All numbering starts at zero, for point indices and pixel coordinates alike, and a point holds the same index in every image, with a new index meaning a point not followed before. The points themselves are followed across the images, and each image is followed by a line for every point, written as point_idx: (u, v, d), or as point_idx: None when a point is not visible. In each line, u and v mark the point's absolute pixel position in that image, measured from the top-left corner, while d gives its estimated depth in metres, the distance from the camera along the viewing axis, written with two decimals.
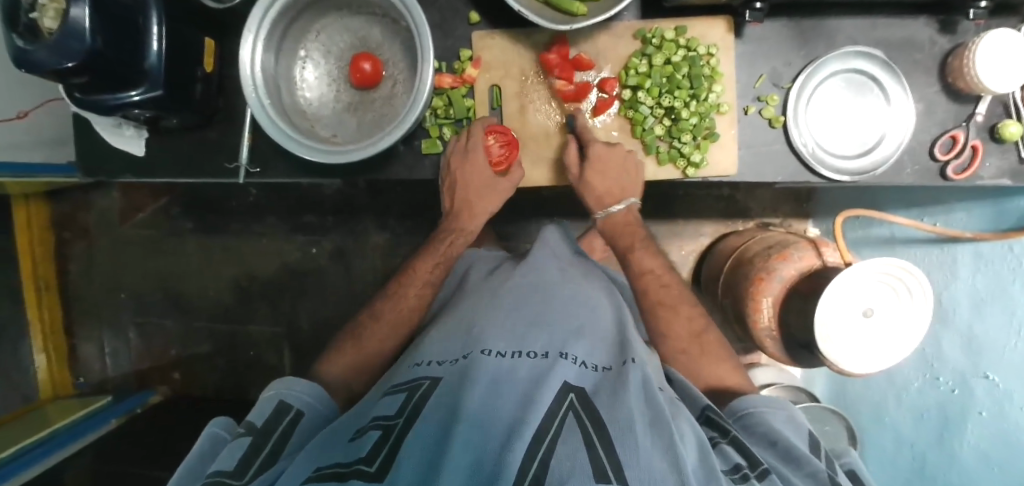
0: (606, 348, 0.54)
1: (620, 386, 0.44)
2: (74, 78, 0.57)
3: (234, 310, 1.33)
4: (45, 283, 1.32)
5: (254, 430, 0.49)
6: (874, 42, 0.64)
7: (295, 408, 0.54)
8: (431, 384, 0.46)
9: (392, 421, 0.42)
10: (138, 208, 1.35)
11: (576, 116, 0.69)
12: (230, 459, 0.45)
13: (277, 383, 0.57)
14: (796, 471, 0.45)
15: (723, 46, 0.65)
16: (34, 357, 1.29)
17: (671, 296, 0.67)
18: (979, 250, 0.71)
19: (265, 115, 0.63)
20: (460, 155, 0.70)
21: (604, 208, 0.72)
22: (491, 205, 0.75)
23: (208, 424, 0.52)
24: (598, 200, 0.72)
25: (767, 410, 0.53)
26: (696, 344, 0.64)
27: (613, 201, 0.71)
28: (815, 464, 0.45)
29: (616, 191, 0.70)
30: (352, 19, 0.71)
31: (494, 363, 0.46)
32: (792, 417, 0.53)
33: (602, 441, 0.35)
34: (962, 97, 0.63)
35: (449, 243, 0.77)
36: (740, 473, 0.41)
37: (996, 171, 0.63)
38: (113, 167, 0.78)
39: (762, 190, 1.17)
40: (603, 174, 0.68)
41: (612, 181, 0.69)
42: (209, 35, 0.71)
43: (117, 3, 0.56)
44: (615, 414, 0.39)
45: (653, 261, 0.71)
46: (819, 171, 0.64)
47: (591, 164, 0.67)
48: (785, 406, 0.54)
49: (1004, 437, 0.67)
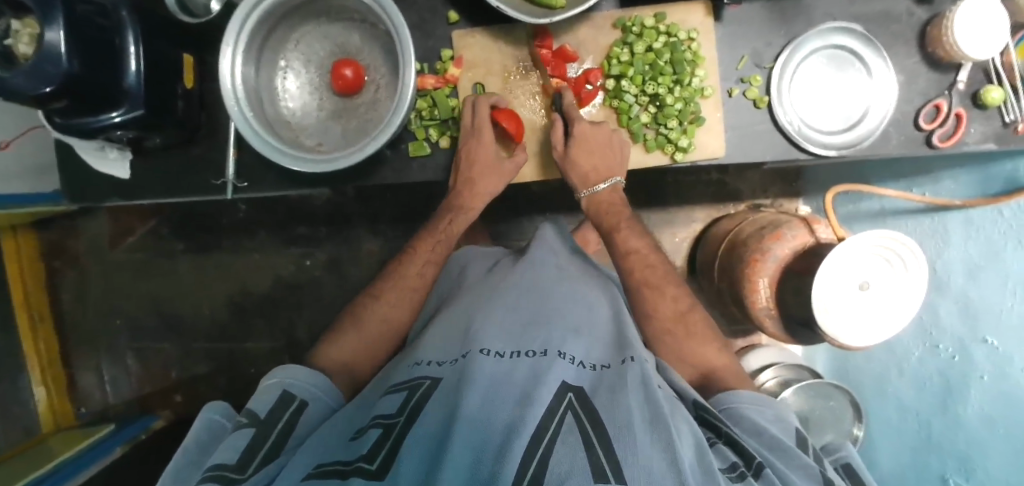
0: (605, 346, 0.53)
1: (619, 385, 0.44)
2: (54, 103, 0.56)
3: (231, 329, 1.32)
4: (39, 314, 1.31)
5: (256, 421, 0.48)
6: (852, 17, 0.65)
7: (298, 398, 0.53)
8: (431, 383, 0.46)
9: (393, 419, 0.42)
10: (128, 232, 1.34)
11: (562, 93, 0.68)
12: (231, 451, 0.44)
13: (280, 371, 0.57)
14: (787, 462, 0.46)
15: (703, 30, 0.65)
16: (34, 390, 1.27)
17: (657, 277, 0.67)
18: (969, 217, 0.72)
19: (249, 128, 0.62)
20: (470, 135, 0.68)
21: (590, 187, 0.71)
22: (488, 192, 0.72)
23: (204, 409, 0.52)
24: (585, 179, 0.69)
25: (751, 407, 0.53)
26: (681, 324, 0.64)
27: (599, 179, 0.69)
28: (803, 457, 0.45)
29: (603, 169, 0.69)
30: (330, 26, 0.71)
31: (493, 362, 0.45)
32: (780, 415, 0.53)
33: (601, 442, 0.35)
34: (942, 65, 0.64)
35: (450, 220, 0.76)
36: (738, 472, 0.41)
37: (981, 136, 0.64)
38: (98, 191, 0.77)
39: (751, 172, 1.17)
40: (590, 152, 0.66)
41: (596, 159, 0.67)
42: (186, 52, 0.70)
43: (93, 26, 0.56)
44: (614, 413, 0.39)
45: (638, 241, 0.70)
46: (806, 147, 0.64)
47: (577, 140, 0.66)
48: (770, 403, 0.54)
49: (1004, 398, 0.65)
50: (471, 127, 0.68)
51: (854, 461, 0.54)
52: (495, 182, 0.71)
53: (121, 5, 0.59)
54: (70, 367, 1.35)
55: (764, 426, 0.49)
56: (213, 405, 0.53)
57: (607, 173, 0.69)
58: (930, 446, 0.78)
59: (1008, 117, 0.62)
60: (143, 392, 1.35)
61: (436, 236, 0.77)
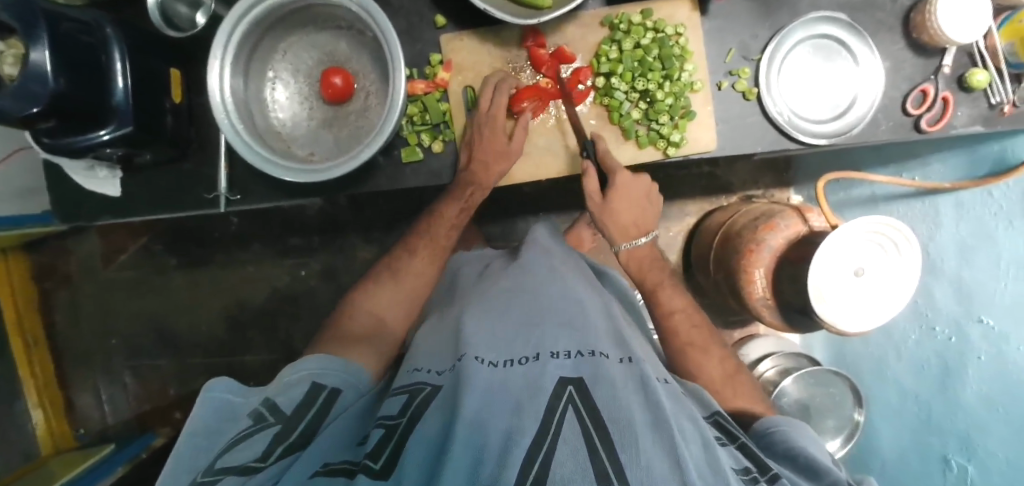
0: (602, 337, 0.52)
1: (619, 381, 0.43)
2: (40, 123, 0.56)
3: (229, 343, 1.31)
4: (33, 338, 1.30)
5: (286, 414, 0.48)
6: (838, 6, 0.65)
7: (329, 387, 0.54)
8: (431, 389, 0.46)
9: (396, 420, 0.42)
10: (120, 250, 1.33)
11: (596, 140, 0.67)
12: (259, 442, 0.43)
13: (307, 362, 0.57)
14: (817, 482, 0.48)
15: (690, 25, 0.66)
16: (30, 413, 1.26)
17: (702, 337, 0.68)
18: (959, 199, 0.73)
19: (241, 142, 0.62)
20: (485, 115, 0.67)
21: (629, 240, 0.72)
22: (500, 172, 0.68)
23: (206, 386, 0.50)
24: (624, 232, 0.71)
25: (787, 428, 0.55)
26: (730, 386, 0.64)
27: (638, 233, 0.72)
28: (835, 474, 0.48)
29: (640, 223, 0.71)
30: (317, 35, 0.71)
31: (488, 370, 0.44)
32: (813, 436, 0.55)
33: (605, 445, 0.34)
34: (926, 51, 0.64)
35: (470, 194, 0.71)
36: (752, 475, 0.42)
37: (968, 119, 0.64)
38: (89, 208, 0.76)
39: (742, 163, 1.18)
40: (628, 205, 0.69)
41: (634, 212, 0.70)
42: (174, 66, 0.70)
43: (78, 44, 0.55)
44: (615, 412, 0.38)
45: (680, 299, 0.71)
46: (797, 137, 0.65)
47: (616, 191, 0.68)
48: (806, 427, 0.56)
49: (1003, 374, 0.64)
50: (487, 114, 0.67)
51: None
52: (505, 167, 0.68)
53: (104, 21, 0.59)
54: (67, 388, 1.34)
55: (804, 446, 0.51)
56: (213, 382, 0.51)
57: (639, 230, 0.72)
58: (930, 428, 0.78)
59: (994, 99, 0.63)
60: (142, 410, 1.33)
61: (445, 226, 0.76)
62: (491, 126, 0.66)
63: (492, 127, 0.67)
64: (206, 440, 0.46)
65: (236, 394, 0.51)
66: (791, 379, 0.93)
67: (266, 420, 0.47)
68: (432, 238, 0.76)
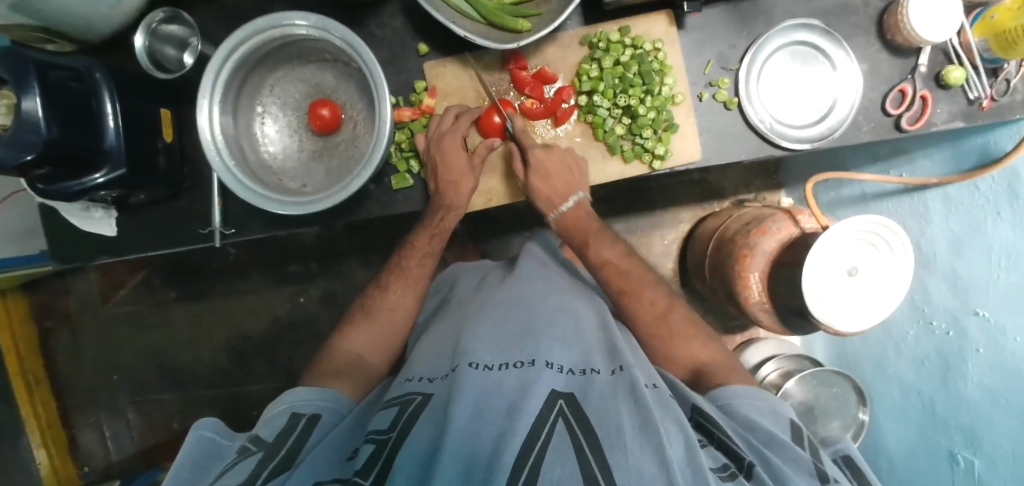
0: (593, 353, 0.54)
1: (609, 392, 0.45)
2: (34, 170, 0.57)
3: (232, 372, 1.31)
4: (35, 377, 1.29)
5: (264, 447, 0.47)
6: (811, 14, 0.67)
7: (308, 414, 0.53)
8: (422, 399, 0.47)
9: (386, 434, 0.43)
10: (118, 286, 1.34)
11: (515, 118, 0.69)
12: (238, 475, 0.42)
13: (287, 397, 0.56)
14: (779, 455, 0.46)
15: (668, 39, 0.67)
16: (34, 453, 1.25)
17: None
18: (947, 194, 0.73)
19: (233, 176, 0.63)
20: (437, 139, 0.68)
21: (556, 208, 0.72)
22: (469, 189, 0.70)
23: (194, 426, 0.49)
24: (549, 202, 0.71)
25: (751, 401, 0.53)
26: None
27: (562, 200, 0.71)
28: (797, 451, 0.46)
29: (563, 189, 0.70)
30: (303, 69, 0.72)
31: (480, 377, 0.44)
32: (774, 409, 0.53)
33: (592, 447, 0.36)
34: (902, 51, 0.66)
35: (441, 217, 0.71)
36: (729, 471, 0.42)
37: (948, 115, 0.65)
38: (87, 251, 0.77)
39: (732, 169, 1.19)
40: (548, 178, 0.68)
41: (559, 182, 0.69)
42: (164, 107, 0.71)
43: (69, 91, 0.56)
44: (603, 419, 0.39)
45: None
46: (780, 143, 0.66)
47: (533, 168, 0.68)
48: (767, 397, 0.55)
49: (997, 362, 0.63)
50: (446, 130, 0.68)
51: (851, 452, 0.54)
52: (472, 182, 0.70)
53: (94, 67, 0.60)
54: (70, 426, 1.33)
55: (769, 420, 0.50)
56: (204, 419, 0.50)
57: (570, 192, 0.70)
58: (937, 423, 0.76)
59: (972, 95, 0.64)
60: (147, 443, 1.32)
61: (430, 231, 0.74)
62: (450, 144, 0.67)
63: (448, 142, 0.67)
64: (190, 476, 0.45)
65: (223, 433, 0.50)
66: (793, 380, 0.94)
67: (248, 451, 0.46)
68: (402, 270, 0.76)
